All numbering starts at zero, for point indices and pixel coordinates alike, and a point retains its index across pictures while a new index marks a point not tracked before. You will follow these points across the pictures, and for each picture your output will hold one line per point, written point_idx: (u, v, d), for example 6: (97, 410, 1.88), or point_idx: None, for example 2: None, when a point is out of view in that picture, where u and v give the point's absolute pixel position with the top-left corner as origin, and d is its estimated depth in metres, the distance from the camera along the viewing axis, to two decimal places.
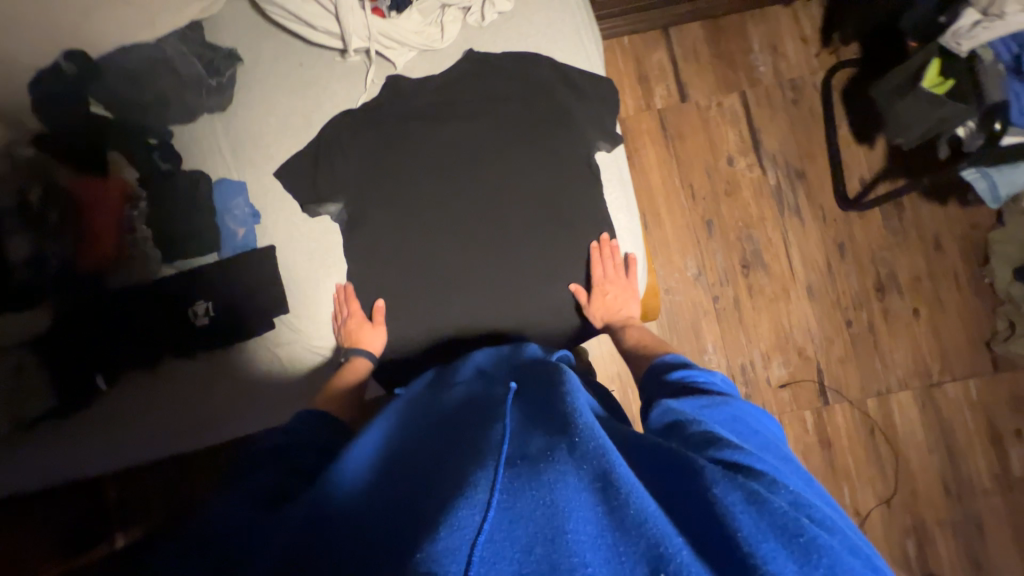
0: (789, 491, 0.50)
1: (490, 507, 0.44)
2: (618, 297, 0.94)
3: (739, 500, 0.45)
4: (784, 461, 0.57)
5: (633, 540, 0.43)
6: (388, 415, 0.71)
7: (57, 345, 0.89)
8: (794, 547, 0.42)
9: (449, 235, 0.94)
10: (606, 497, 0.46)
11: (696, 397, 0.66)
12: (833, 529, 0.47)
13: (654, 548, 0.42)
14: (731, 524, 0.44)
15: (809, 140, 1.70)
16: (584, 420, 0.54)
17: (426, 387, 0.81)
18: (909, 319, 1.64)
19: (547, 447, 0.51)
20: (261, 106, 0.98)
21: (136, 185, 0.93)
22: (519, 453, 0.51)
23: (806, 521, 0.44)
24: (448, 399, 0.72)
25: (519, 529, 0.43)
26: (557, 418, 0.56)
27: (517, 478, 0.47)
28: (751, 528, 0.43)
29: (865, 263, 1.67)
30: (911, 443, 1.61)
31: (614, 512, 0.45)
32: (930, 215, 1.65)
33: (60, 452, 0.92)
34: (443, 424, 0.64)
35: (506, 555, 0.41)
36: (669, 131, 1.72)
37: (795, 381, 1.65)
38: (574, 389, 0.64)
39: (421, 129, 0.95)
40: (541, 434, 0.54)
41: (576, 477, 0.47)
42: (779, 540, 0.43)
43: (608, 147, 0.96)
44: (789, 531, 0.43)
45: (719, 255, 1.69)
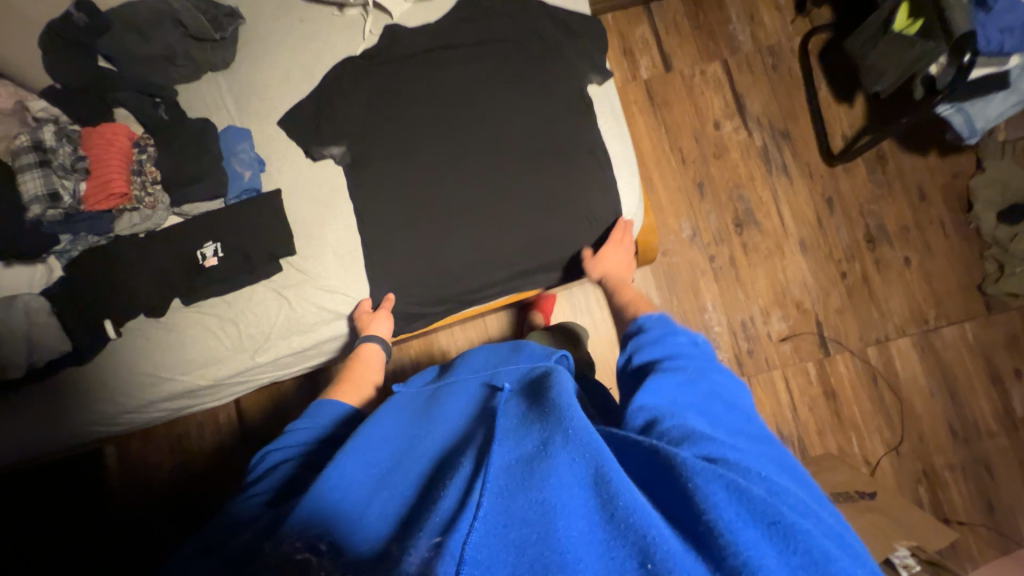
0: (764, 478, 0.49)
1: (482, 510, 0.46)
2: (619, 261, 0.98)
3: (721, 492, 0.45)
4: (767, 444, 0.57)
5: (622, 535, 0.43)
6: (385, 408, 0.69)
7: (70, 291, 0.91)
8: (772, 535, 0.43)
9: (453, 172, 0.98)
10: (597, 493, 0.47)
11: (691, 368, 0.63)
12: (806, 513, 0.47)
13: (643, 540, 0.42)
14: (711, 513, 0.44)
15: (791, 101, 1.73)
16: (572, 412, 0.54)
17: (417, 384, 0.78)
18: (901, 268, 1.66)
19: (541, 439, 0.52)
20: (263, 60, 1.02)
21: (147, 134, 0.96)
22: (512, 454, 0.52)
23: (781, 508, 0.44)
24: (442, 399, 0.71)
25: (512, 531, 0.44)
26: (548, 411, 0.56)
27: (511, 477, 0.49)
28: (730, 516, 0.43)
29: (854, 216, 1.69)
30: (913, 390, 1.60)
31: (605, 506, 0.45)
32: (912, 166, 1.69)
33: (75, 398, 0.94)
34: (434, 436, 0.64)
35: (501, 558, 0.42)
36: (655, 100, 1.73)
37: (796, 334, 1.64)
38: (566, 380, 0.63)
39: (419, 72, 1.00)
40: (532, 427, 0.55)
41: (566, 473, 0.48)
42: (757, 529, 0.43)
43: (599, 80, 1.03)
44: (766, 518, 0.44)
45: (712, 216, 1.69)
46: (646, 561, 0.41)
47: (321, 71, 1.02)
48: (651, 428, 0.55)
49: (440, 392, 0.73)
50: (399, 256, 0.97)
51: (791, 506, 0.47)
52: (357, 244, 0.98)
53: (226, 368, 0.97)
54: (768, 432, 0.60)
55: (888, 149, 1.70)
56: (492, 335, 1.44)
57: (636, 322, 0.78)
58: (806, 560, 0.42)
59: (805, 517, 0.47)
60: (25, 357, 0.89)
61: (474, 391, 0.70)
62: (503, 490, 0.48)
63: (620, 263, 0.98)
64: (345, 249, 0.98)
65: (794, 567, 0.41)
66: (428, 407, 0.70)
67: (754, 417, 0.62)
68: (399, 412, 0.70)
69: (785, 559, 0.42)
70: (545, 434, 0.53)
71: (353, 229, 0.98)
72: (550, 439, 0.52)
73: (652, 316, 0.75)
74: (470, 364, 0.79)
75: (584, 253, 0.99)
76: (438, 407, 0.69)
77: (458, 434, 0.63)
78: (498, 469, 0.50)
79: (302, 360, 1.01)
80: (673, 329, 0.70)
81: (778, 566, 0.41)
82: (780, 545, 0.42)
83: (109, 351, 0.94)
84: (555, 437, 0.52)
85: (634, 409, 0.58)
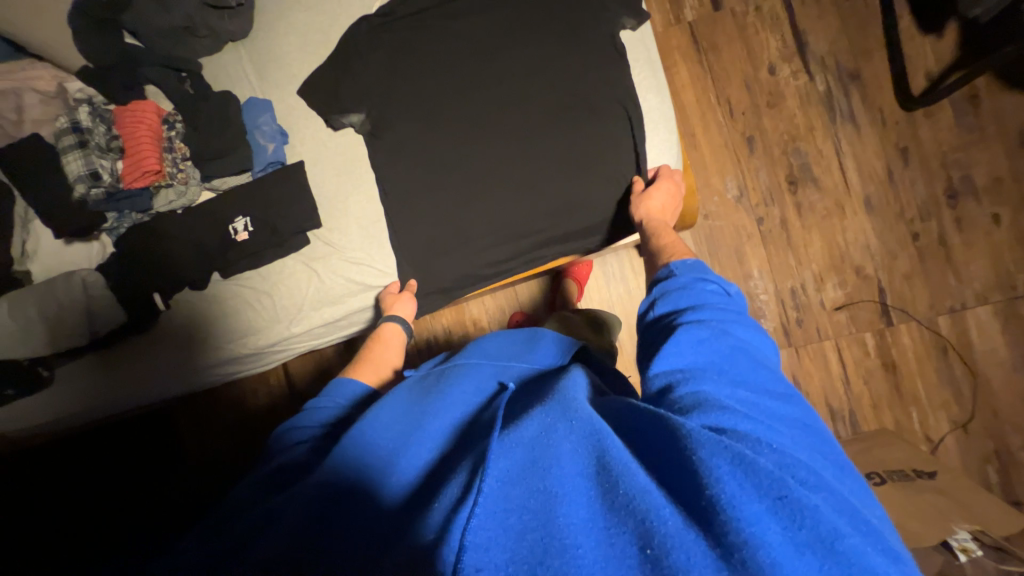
0: (776, 449, 0.44)
1: (483, 495, 0.44)
2: (664, 204, 0.88)
3: (725, 464, 0.41)
4: (797, 409, 0.51)
5: (622, 519, 0.41)
6: (393, 392, 0.72)
7: (121, 265, 0.97)
8: (780, 510, 0.39)
9: (475, 135, 0.93)
10: (599, 481, 0.45)
11: (715, 316, 0.57)
12: (821, 488, 0.42)
13: (642, 524, 0.40)
14: (712, 489, 0.40)
15: (864, 36, 1.50)
16: (578, 402, 0.52)
17: (434, 367, 0.79)
18: (988, 227, 1.45)
19: (543, 425, 0.50)
20: (281, 27, 1.00)
21: (174, 110, 0.98)
22: (514, 436, 0.50)
23: (790, 483, 0.40)
24: (455, 380, 0.71)
25: (511, 516, 0.43)
26: (551, 397, 0.54)
27: (512, 462, 0.47)
28: (733, 491, 0.40)
29: (933, 168, 1.48)
30: (991, 364, 1.44)
31: (606, 494, 0.43)
32: (1012, 105, 1.44)
33: (134, 362, 1.01)
34: (447, 422, 0.64)
35: (499, 541, 0.41)
36: (701, 44, 1.55)
37: (854, 303, 1.50)
38: (579, 379, 0.59)
39: (436, 29, 0.94)
40: (534, 411, 0.53)
41: (570, 462, 0.46)
42: (762, 503, 0.39)
43: (633, 24, 0.92)
44: (771, 492, 0.40)
45: (762, 174, 1.54)
46: (645, 546, 0.38)
47: (338, 34, 0.98)
48: (666, 395, 0.52)
49: (447, 373, 0.73)
50: (422, 226, 0.95)
51: (803, 480, 0.42)
52: (380, 215, 0.97)
53: (263, 338, 1.01)
54: (795, 392, 0.54)
55: (983, 86, 1.45)
56: (521, 305, 1.41)
57: (668, 265, 0.72)
58: (815, 537, 0.38)
59: (816, 490, 0.42)
60: (87, 328, 0.95)
61: (481, 374, 0.71)
62: (503, 475, 0.46)
63: (665, 208, 0.88)
64: (369, 221, 0.97)
65: (800, 543, 0.38)
66: (433, 389, 0.71)
67: (778, 372, 0.55)
68: (406, 394, 0.71)
69: (790, 535, 0.38)
70: (546, 417, 0.51)
71: (376, 201, 0.97)
72: (552, 425, 0.50)
73: (686, 262, 0.69)
74: (483, 348, 0.78)
75: (635, 184, 0.92)
76: (446, 389, 0.69)
77: (467, 422, 0.63)
78: (497, 450, 0.48)
79: (333, 331, 1.03)
80: (706, 274, 0.65)
81: (781, 542, 0.37)
82: (787, 521, 0.38)
83: (160, 321, 1.01)
84: (558, 424, 0.50)
85: (651, 378, 0.55)
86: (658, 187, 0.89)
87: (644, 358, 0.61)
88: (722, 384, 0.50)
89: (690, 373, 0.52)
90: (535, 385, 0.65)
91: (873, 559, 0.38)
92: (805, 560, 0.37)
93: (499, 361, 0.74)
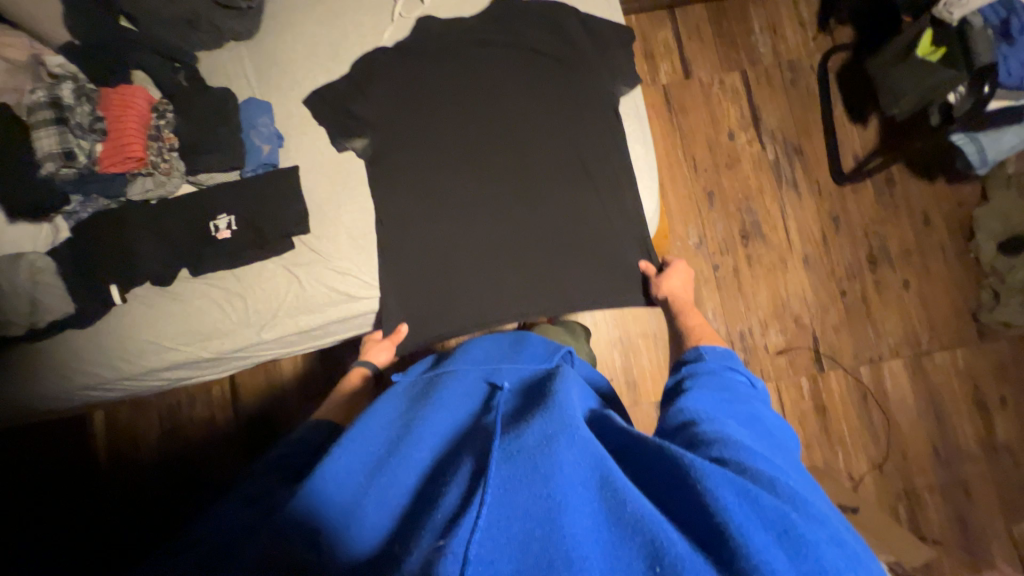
0: (789, 487, 0.51)
1: (485, 507, 0.47)
2: (683, 282, 0.99)
3: (731, 495, 0.47)
4: (801, 474, 0.58)
5: (630, 538, 0.45)
6: (384, 395, 0.77)
7: (80, 254, 0.90)
8: (784, 542, 0.45)
9: (474, 164, 0.98)
10: (603, 496, 0.49)
11: (733, 387, 0.67)
12: (823, 520, 0.49)
13: (651, 543, 0.44)
14: (721, 516, 0.45)
15: (807, 117, 1.74)
16: (576, 420, 0.58)
17: (427, 373, 0.82)
18: (900, 291, 1.68)
19: (543, 433, 0.55)
20: (288, 36, 1.01)
21: (166, 100, 0.94)
22: (513, 445, 0.55)
23: (793, 517, 0.46)
24: (449, 386, 0.74)
25: (516, 524, 0.47)
26: (550, 408, 0.60)
27: (512, 470, 0.51)
28: (742, 519, 0.45)
29: (858, 236, 1.71)
30: (901, 410, 1.63)
31: (612, 510, 0.48)
32: (918, 190, 1.71)
33: (78, 365, 0.93)
34: (439, 430, 0.66)
35: (505, 554, 0.45)
36: (673, 106, 1.73)
37: (792, 348, 1.66)
38: (568, 381, 0.70)
39: (444, 63, 1.00)
40: (534, 421, 0.58)
41: (572, 472, 0.51)
42: (768, 534, 0.45)
43: (627, 89, 1.01)
44: (776, 526, 0.46)
45: (719, 225, 1.70)
46: (654, 564, 0.43)
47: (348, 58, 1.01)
48: (688, 428, 0.59)
49: (440, 377, 0.77)
50: (416, 246, 0.96)
51: (805, 512, 0.48)
52: (370, 227, 0.98)
53: (232, 342, 0.96)
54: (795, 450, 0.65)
55: (898, 173, 1.72)
56: None
57: (696, 347, 0.81)
58: (816, 568, 0.43)
59: (818, 525, 0.48)
60: (28, 318, 0.87)
61: (474, 381, 0.75)
62: (503, 484, 0.50)
63: (682, 293, 0.98)
64: (360, 233, 0.97)
65: (804, 572, 0.43)
66: (427, 392, 0.75)
67: (788, 446, 0.63)
68: (399, 401, 0.74)
69: (795, 564, 0.43)
70: (547, 429, 0.56)
71: (368, 213, 0.98)
72: (554, 435, 0.54)
73: (716, 347, 0.77)
74: (472, 353, 0.84)
75: (648, 270, 0.98)
76: (437, 392, 0.73)
77: (464, 426, 0.66)
78: (497, 464, 0.52)
79: (309, 340, 1.00)
80: (734, 367, 0.72)
81: (786, 570, 0.42)
82: (790, 550, 0.44)
83: (114, 317, 0.93)
84: (559, 436, 0.54)
85: (676, 413, 0.62)
86: (674, 269, 0.99)
87: (664, 406, 0.69)
88: (740, 429, 0.58)
89: (712, 417, 0.60)
90: (526, 390, 0.71)
91: None
92: None
93: (488, 363, 0.80)
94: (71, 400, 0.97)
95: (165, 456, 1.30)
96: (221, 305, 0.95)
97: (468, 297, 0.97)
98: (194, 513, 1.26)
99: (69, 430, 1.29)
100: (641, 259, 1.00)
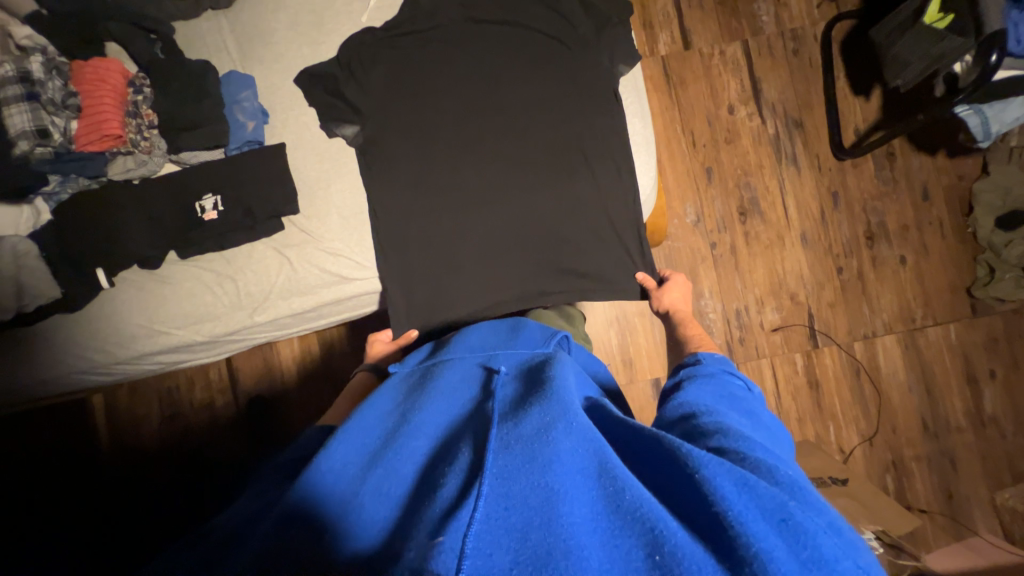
0: (788, 475, 0.51)
1: (482, 498, 0.48)
2: (681, 293, 1.04)
3: (730, 484, 0.47)
4: (796, 465, 0.58)
5: (629, 527, 0.46)
6: (381, 388, 0.78)
7: (63, 238, 0.88)
8: (783, 531, 0.45)
9: (467, 141, 0.95)
10: (602, 484, 0.50)
11: (727, 384, 0.69)
12: (821, 507, 0.49)
13: (650, 532, 0.44)
14: (720, 505, 0.45)
15: (808, 90, 1.69)
16: (575, 406, 0.59)
17: (427, 362, 0.83)
18: (896, 267, 1.68)
19: (541, 422, 0.56)
20: (269, 5, 0.96)
21: (143, 73, 0.90)
22: (511, 434, 0.56)
23: (791, 506, 0.46)
24: (446, 379, 0.74)
25: (513, 514, 0.47)
26: (549, 396, 0.61)
27: (510, 459, 0.52)
28: (741, 509, 0.45)
29: (856, 212, 1.69)
30: (892, 384, 1.66)
31: (611, 498, 0.48)
32: (919, 165, 1.69)
33: (71, 354, 0.92)
34: (439, 420, 0.66)
35: (503, 544, 0.44)
36: (672, 78, 1.68)
37: (788, 325, 1.67)
38: (565, 366, 0.71)
39: (434, 35, 0.95)
40: (532, 410, 0.59)
41: (571, 461, 0.52)
42: (767, 523, 0.45)
43: (628, 69, 0.97)
44: (775, 515, 0.46)
45: (717, 202, 1.68)
46: (653, 553, 0.43)
47: (336, 41, 0.96)
48: (689, 419, 0.60)
49: (438, 368, 0.79)
50: (414, 242, 0.95)
51: (802, 500, 0.49)
52: (362, 206, 0.95)
53: (223, 326, 0.95)
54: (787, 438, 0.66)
55: (899, 147, 1.69)
56: None
57: (694, 354, 0.81)
58: (816, 557, 0.43)
59: (817, 512, 0.48)
60: (15, 303, 0.86)
61: (472, 368, 0.76)
62: (501, 473, 0.51)
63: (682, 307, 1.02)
64: (351, 212, 0.95)
65: (804, 560, 0.43)
66: (424, 382, 0.76)
67: (782, 438, 0.64)
68: (396, 394, 0.76)
69: (795, 552, 0.43)
70: (545, 418, 0.57)
71: (359, 192, 0.95)
72: (552, 423, 0.56)
73: (712, 353, 0.78)
74: (468, 341, 0.85)
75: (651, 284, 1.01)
76: (434, 384, 0.74)
77: (463, 412, 0.67)
78: (494, 455, 0.53)
79: (302, 322, 0.99)
80: (731, 369, 0.73)
81: (787, 560, 0.42)
82: (791, 540, 0.44)
83: (104, 302, 0.92)
84: (558, 426, 0.55)
85: (675, 407, 0.64)
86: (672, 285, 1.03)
87: (661, 401, 0.69)
88: (740, 421, 0.60)
89: (712, 409, 0.61)
90: (524, 376, 0.71)
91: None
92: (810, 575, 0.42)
93: (484, 351, 0.81)
94: (65, 385, 0.96)
95: (165, 439, 1.31)
96: (212, 291, 0.94)
97: (463, 280, 0.95)
98: (197, 493, 1.27)
99: (66, 413, 1.29)
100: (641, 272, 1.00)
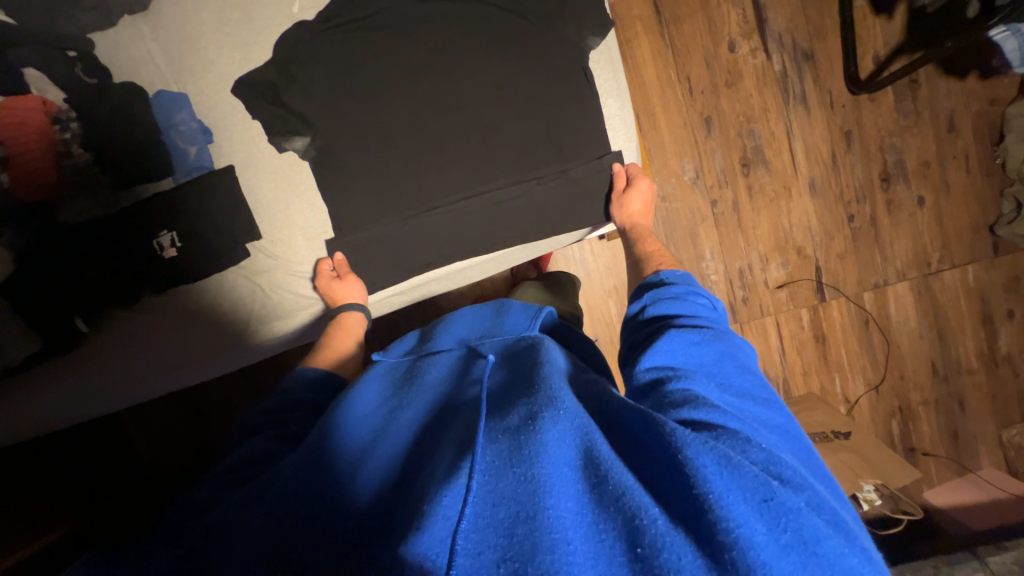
0: (763, 450, 0.48)
1: (473, 491, 0.45)
2: (644, 204, 0.91)
3: (712, 463, 0.44)
4: (779, 419, 0.56)
5: (611, 515, 0.43)
6: (365, 377, 0.74)
7: (21, 294, 0.81)
8: (765, 512, 0.42)
9: (428, 140, 0.87)
10: (586, 475, 0.46)
11: (696, 319, 0.65)
12: (802, 486, 0.46)
13: (631, 522, 0.42)
14: (702, 487, 0.43)
15: (820, 13, 1.49)
16: (563, 393, 0.54)
17: (412, 355, 0.80)
18: (913, 209, 1.56)
19: (528, 414, 0.52)
20: (191, 5, 0.87)
21: (66, 105, 0.84)
22: (498, 427, 0.52)
23: (774, 486, 0.43)
24: (432, 376, 0.70)
25: (500, 510, 0.44)
26: (538, 387, 0.57)
27: (497, 454, 0.48)
28: (722, 491, 0.42)
29: (872, 151, 1.55)
30: (903, 332, 1.61)
31: (595, 489, 0.45)
32: (946, 91, 1.51)
33: (54, 396, 0.88)
34: (424, 413, 0.63)
35: (489, 542, 0.41)
36: (663, 16, 1.48)
37: (794, 281, 1.58)
38: (553, 353, 0.66)
39: (381, 23, 0.86)
40: (520, 401, 0.55)
41: (559, 451, 0.48)
42: (750, 505, 0.42)
43: (599, 41, 0.88)
44: (757, 495, 0.43)
45: (717, 156, 1.53)
46: (635, 546, 0.40)
47: (270, 39, 0.87)
48: (657, 387, 0.56)
49: (425, 360, 0.75)
50: (383, 252, 0.91)
51: (784, 479, 0.46)
52: (325, 224, 0.91)
53: (211, 353, 0.92)
54: (775, 398, 0.59)
55: (923, 73, 1.51)
56: (479, 288, 1.40)
57: (657, 274, 0.78)
58: (797, 539, 0.41)
59: (801, 490, 0.45)
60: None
61: (461, 355, 0.73)
62: (489, 468, 0.47)
63: (641, 207, 0.90)
64: (314, 231, 0.91)
65: (785, 545, 0.41)
66: (411, 374, 0.73)
67: (763, 383, 0.61)
68: (378, 383, 0.73)
69: (775, 536, 0.41)
70: (532, 409, 0.53)
71: (318, 210, 0.91)
72: (539, 413, 0.52)
73: (676, 273, 0.76)
74: (454, 329, 0.83)
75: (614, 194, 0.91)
76: (418, 381, 0.70)
77: (443, 403, 0.63)
78: (484, 450, 0.49)
79: (288, 344, 0.97)
80: (697, 289, 0.72)
81: (767, 543, 0.40)
82: (771, 522, 0.42)
83: (87, 346, 0.88)
84: (546, 415, 0.51)
85: (647, 366, 0.59)
86: (638, 188, 0.90)
87: (630, 357, 0.66)
88: (710, 385, 0.56)
89: (684, 371, 0.57)
90: (511, 362, 0.67)
91: (849, 558, 0.41)
92: (790, 560, 0.40)
93: (472, 337, 0.78)
94: (49, 417, 0.89)
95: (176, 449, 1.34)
96: (192, 322, 0.91)
97: None
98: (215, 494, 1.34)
99: None
100: (617, 162, 0.91)
